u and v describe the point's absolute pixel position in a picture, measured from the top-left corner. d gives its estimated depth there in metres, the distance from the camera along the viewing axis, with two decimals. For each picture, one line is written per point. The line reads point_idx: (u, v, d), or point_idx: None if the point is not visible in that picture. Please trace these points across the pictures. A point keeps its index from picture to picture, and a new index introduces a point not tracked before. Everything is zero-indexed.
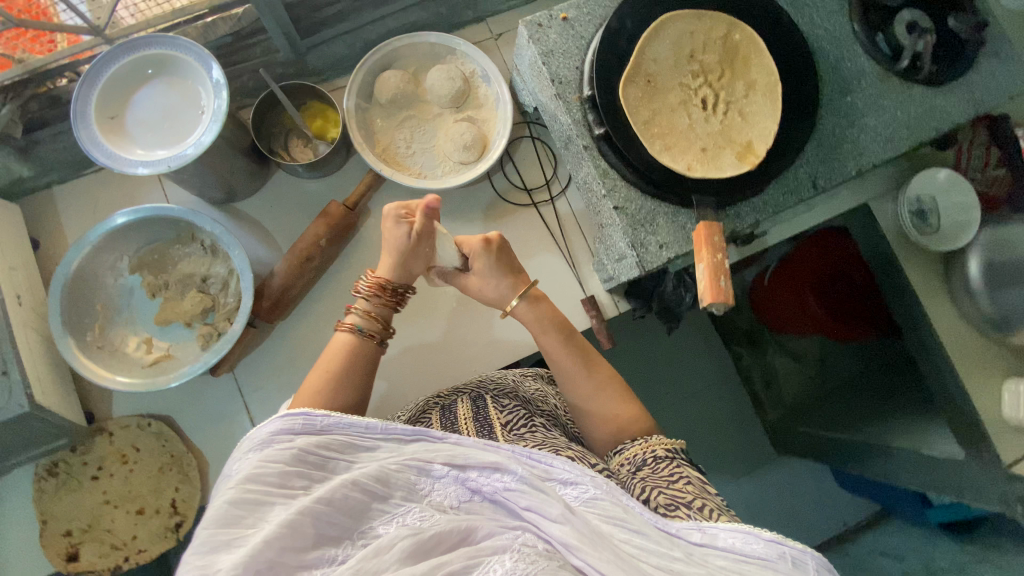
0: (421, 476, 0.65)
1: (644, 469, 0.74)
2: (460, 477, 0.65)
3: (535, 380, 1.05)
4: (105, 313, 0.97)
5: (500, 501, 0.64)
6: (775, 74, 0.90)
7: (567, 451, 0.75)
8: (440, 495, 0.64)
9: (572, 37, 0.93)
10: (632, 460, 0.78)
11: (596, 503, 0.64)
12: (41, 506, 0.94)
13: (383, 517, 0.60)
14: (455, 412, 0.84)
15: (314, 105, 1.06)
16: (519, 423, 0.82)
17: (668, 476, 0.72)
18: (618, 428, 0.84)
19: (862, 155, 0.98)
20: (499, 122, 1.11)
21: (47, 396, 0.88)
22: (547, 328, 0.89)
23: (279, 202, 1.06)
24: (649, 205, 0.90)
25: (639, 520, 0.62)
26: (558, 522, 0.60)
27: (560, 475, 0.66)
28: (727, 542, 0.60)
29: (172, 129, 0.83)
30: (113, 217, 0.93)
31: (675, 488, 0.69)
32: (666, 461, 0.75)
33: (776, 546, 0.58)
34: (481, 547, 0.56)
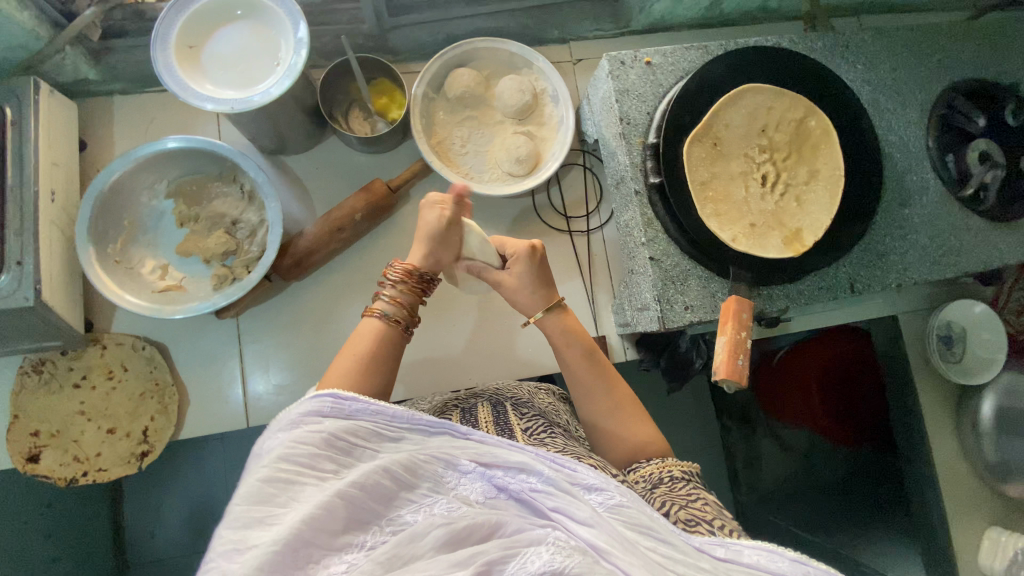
0: (448, 469, 0.58)
1: (661, 487, 0.68)
2: (486, 472, 0.58)
3: (553, 397, 0.97)
4: (130, 230, 0.97)
5: (525, 500, 0.57)
6: (841, 170, 0.89)
7: (588, 458, 0.69)
8: (466, 489, 0.57)
9: (651, 82, 0.93)
10: (648, 478, 0.72)
11: (623, 512, 0.56)
12: (17, 400, 0.93)
13: (411, 506, 0.55)
14: (474, 415, 0.80)
15: (383, 83, 1.07)
16: (540, 430, 0.76)
17: (689, 497, 0.65)
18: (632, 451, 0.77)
19: (907, 270, 0.96)
20: (556, 144, 1.11)
21: (55, 296, 0.88)
22: (573, 342, 0.82)
23: (326, 167, 1.07)
24: (685, 264, 0.89)
25: (667, 530, 0.55)
26: (588, 524, 0.54)
27: (586, 480, 0.59)
28: (752, 559, 0.53)
29: (243, 72, 0.83)
30: (164, 139, 0.93)
31: (693, 508, 0.63)
32: (684, 483, 0.69)
33: (802, 566, 0.51)
34: (516, 539, 0.50)
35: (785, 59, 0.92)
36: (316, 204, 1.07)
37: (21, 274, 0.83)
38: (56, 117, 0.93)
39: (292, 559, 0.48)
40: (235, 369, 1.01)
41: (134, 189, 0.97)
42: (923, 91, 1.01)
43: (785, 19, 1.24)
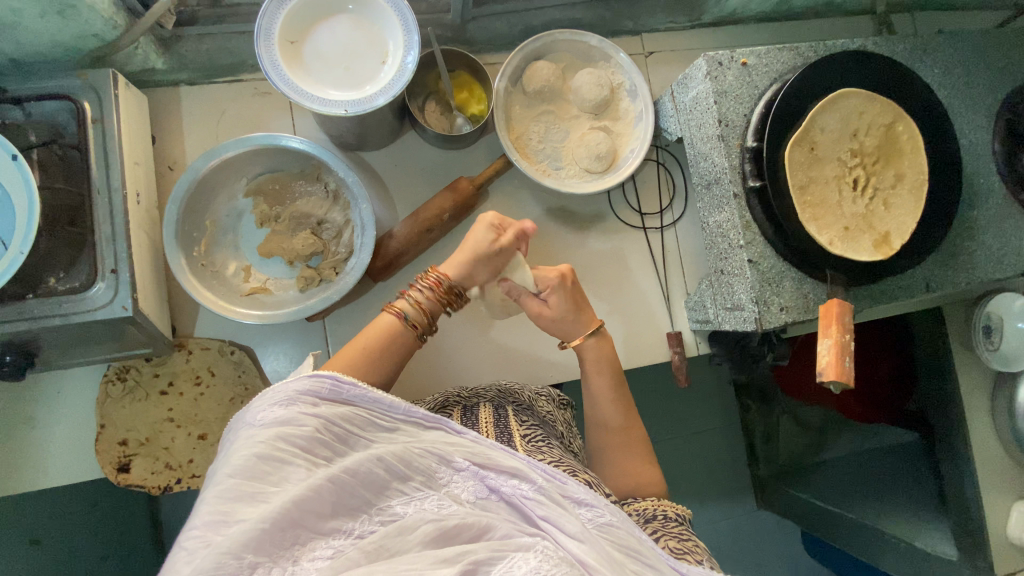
0: (442, 465, 0.62)
1: (654, 523, 0.74)
2: (480, 474, 0.63)
3: (553, 401, 1.00)
4: (212, 231, 0.94)
5: (517, 505, 0.62)
6: (926, 175, 0.92)
7: (583, 474, 0.72)
8: (458, 488, 0.62)
9: (748, 83, 0.94)
10: (642, 512, 0.78)
11: (611, 530, 0.61)
12: (103, 410, 0.90)
13: (402, 499, 0.58)
14: (476, 415, 0.82)
15: (462, 76, 1.05)
16: (538, 437, 0.78)
17: (679, 533, 0.72)
18: (636, 482, 0.83)
19: (975, 271, 1.01)
20: (634, 140, 1.10)
21: (146, 302, 0.85)
22: (604, 369, 0.88)
23: (404, 163, 1.04)
24: (780, 266, 0.92)
25: (654, 556, 0.60)
26: (577, 538, 0.58)
27: (576, 494, 0.64)
28: None
29: (350, 70, 0.80)
30: (288, 137, 0.89)
31: (681, 543, 0.69)
32: (676, 522, 0.75)
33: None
34: (505, 543, 0.54)
35: (875, 65, 0.94)
36: (397, 200, 1.03)
37: (117, 284, 0.79)
38: (131, 112, 0.87)
39: (278, 538, 0.50)
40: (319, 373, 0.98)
41: (216, 188, 0.93)
42: (992, 95, 1.05)
43: (850, 15, 1.24)
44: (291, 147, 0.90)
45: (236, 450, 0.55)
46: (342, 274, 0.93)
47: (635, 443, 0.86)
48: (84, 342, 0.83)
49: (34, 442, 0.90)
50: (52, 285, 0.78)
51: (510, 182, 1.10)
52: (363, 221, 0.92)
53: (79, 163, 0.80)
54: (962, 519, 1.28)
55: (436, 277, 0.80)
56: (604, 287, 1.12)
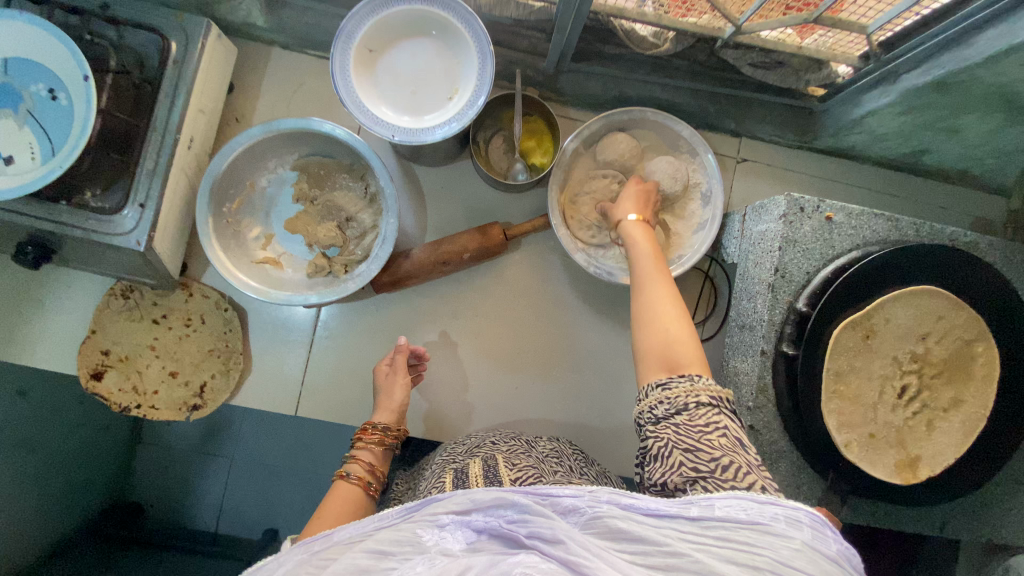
0: (426, 530, 0.47)
1: (681, 417, 0.59)
2: (461, 517, 0.48)
3: (571, 458, 0.90)
4: (248, 192, 0.94)
5: (501, 536, 0.47)
6: (987, 411, 0.80)
7: None
8: (449, 542, 0.46)
9: (824, 240, 0.84)
10: (670, 400, 0.60)
11: (598, 524, 0.46)
12: (99, 318, 0.96)
13: (389, 575, 0.43)
14: (465, 470, 0.74)
15: (537, 122, 1.01)
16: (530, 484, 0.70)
17: (702, 420, 0.58)
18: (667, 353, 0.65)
19: (1008, 532, 0.88)
20: (688, 245, 1.02)
21: (163, 242, 0.88)
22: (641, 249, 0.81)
23: (449, 187, 1.02)
24: (782, 444, 0.83)
25: (644, 526, 0.46)
26: (557, 542, 0.44)
27: (560, 500, 0.49)
28: (723, 512, 0.46)
29: (415, 97, 0.78)
30: (324, 122, 0.87)
31: (694, 445, 0.56)
32: (708, 411, 0.59)
33: (769, 507, 0.46)
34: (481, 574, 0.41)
35: (973, 270, 0.82)
36: (430, 220, 1.02)
37: (141, 218, 0.83)
38: (215, 60, 0.91)
39: None
40: (301, 355, 1.00)
41: (266, 154, 0.94)
42: None
43: (983, 190, 1.09)
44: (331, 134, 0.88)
45: None
46: (348, 275, 0.92)
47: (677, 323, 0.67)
48: (100, 256, 0.88)
49: (39, 325, 0.96)
50: (86, 198, 0.82)
51: (546, 240, 1.05)
52: (383, 235, 0.89)
53: (148, 97, 0.85)
54: None
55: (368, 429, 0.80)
56: (601, 378, 1.06)
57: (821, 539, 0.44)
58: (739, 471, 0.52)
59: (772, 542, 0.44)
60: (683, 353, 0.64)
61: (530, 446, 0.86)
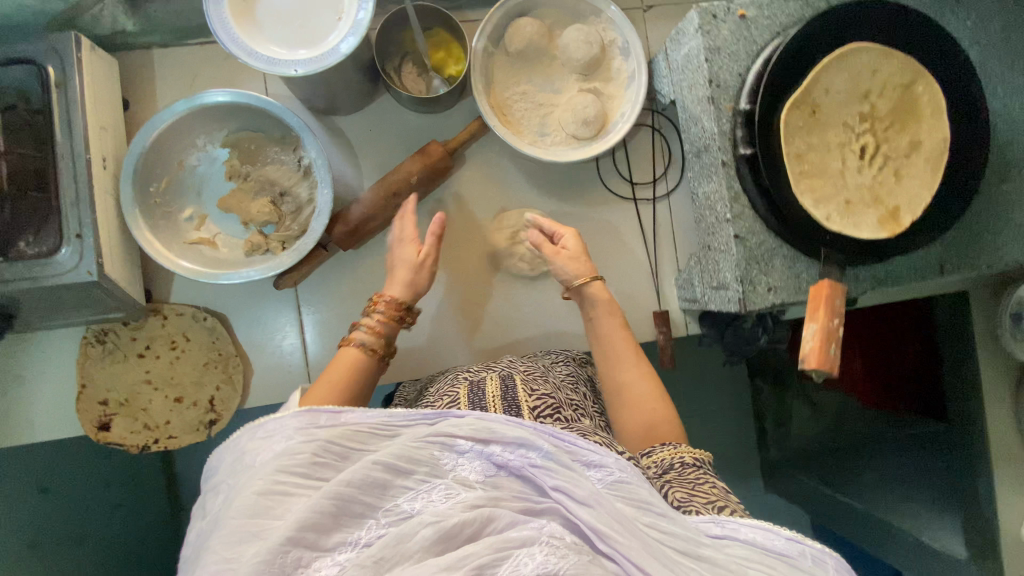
0: (445, 450, 0.60)
1: (670, 474, 0.69)
2: (483, 451, 0.61)
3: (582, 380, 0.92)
4: (177, 171, 0.93)
5: (525, 476, 0.60)
6: (947, 143, 0.81)
7: (594, 436, 0.70)
8: (465, 470, 0.60)
9: (745, 39, 0.84)
10: (659, 464, 0.71)
11: (620, 487, 0.60)
12: (84, 370, 0.93)
13: (408, 495, 0.56)
14: (482, 388, 0.77)
15: (439, 33, 0.99)
16: (547, 409, 0.74)
17: (691, 478, 0.67)
18: (647, 428, 0.77)
19: (1000, 252, 0.91)
20: (626, 103, 1.02)
21: (115, 268, 0.86)
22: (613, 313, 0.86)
23: (378, 127, 1.00)
24: (770, 243, 0.85)
25: (665, 505, 0.59)
26: (585, 503, 0.57)
27: (586, 456, 0.62)
28: (748, 535, 0.57)
29: (304, 26, 0.75)
30: (214, 92, 0.87)
31: (693, 492, 0.65)
32: (692, 468, 0.69)
33: (796, 543, 0.56)
34: (508, 538, 0.52)
35: (892, 15, 0.82)
36: (371, 166, 1.00)
37: (82, 248, 0.80)
38: (97, 76, 0.87)
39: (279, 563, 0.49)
40: (296, 339, 0.99)
41: (190, 129, 0.92)
42: None
43: None
44: (218, 102, 0.88)
45: (239, 492, 0.54)
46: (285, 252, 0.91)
47: (652, 389, 0.80)
48: (59, 304, 0.85)
49: (29, 398, 0.94)
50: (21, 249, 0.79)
51: (489, 148, 1.04)
52: (319, 207, 0.90)
53: (46, 130, 0.80)
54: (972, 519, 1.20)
55: (384, 301, 0.81)
56: (589, 259, 1.07)
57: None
58: (737, 513, 0.62)
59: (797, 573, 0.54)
60: (658, 425, 0.77)
61: (546, 372, 0.87)
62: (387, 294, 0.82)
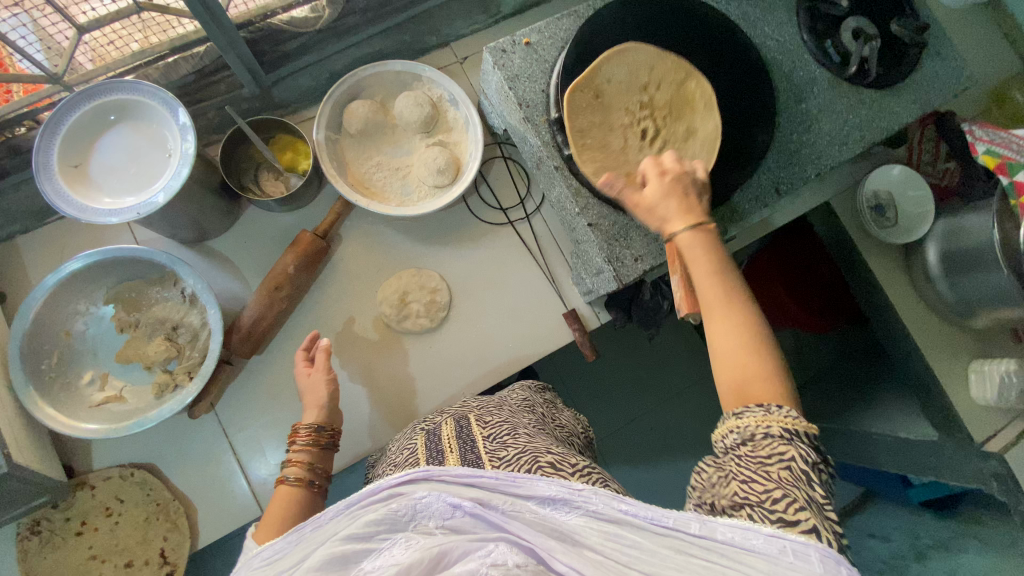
0: (402, 504, 0.51)
1: (745, 448, 0.57)
2: (442, 495, 0.52)
3: (540, 406, 0.96)
4: (67, 342, 0.95)
5: (480, 513, 0.52)
6: (715, 131, 0.88)
7: (546, 455, 0.65)
8: (426, 519, 0.51)
9: (536, 61, 0.95)
10: (738, 431, 0.58)
11: (593, 515, 0.51)
12: (25, 567, 0.90)
13: (370, 557, 0.47)
14: (438, 434, 0.74)
15: (284, 138, 1.06)
16: (503, 434, 0.72)
17: (767, 448, 0.55)
18: (746, 384, 0.60)
19: (821, 159, 1.01)
20: (470, 144, 1.11)
21: (24, 455, 0.84)
22: (705, 262, 0.66)
23: (253, 238, 1.06)
24: (622, 220, 0.92)
25: (634, 524, 0.50)
26: (543, 533, 0.50)
27: (546, 492, 0.53)
28: (726, 535, 0.49)
29: (139, 173, 0.83)
30: (66, 262, 0.90)
31: (751, 477, 0.54)
32: (776, 442, 0.55)
33: (777, 539, 0.48)
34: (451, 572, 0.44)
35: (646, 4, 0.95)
36: (256, 274, 1.06)
37: None
38: None
39: None
40: (232, 460, 0.99)
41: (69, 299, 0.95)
42: None
43: None
44: (86, 264, 0.91)
45: None
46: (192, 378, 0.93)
47: (739, 333, 0.61)
48: None
49: None
50: None
51: (363, 221, 1.11)
52: (212, 326, 0.92)
53: None
54: (929, 399, 1.25)
55: (305, 434, 0.77)
56: (488, 287, 1.12)
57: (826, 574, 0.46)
58: (795, 507, 0.51)
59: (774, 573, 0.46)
60: (750, 381, 0.59)
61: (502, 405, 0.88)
62: (302, 424, 0.78)
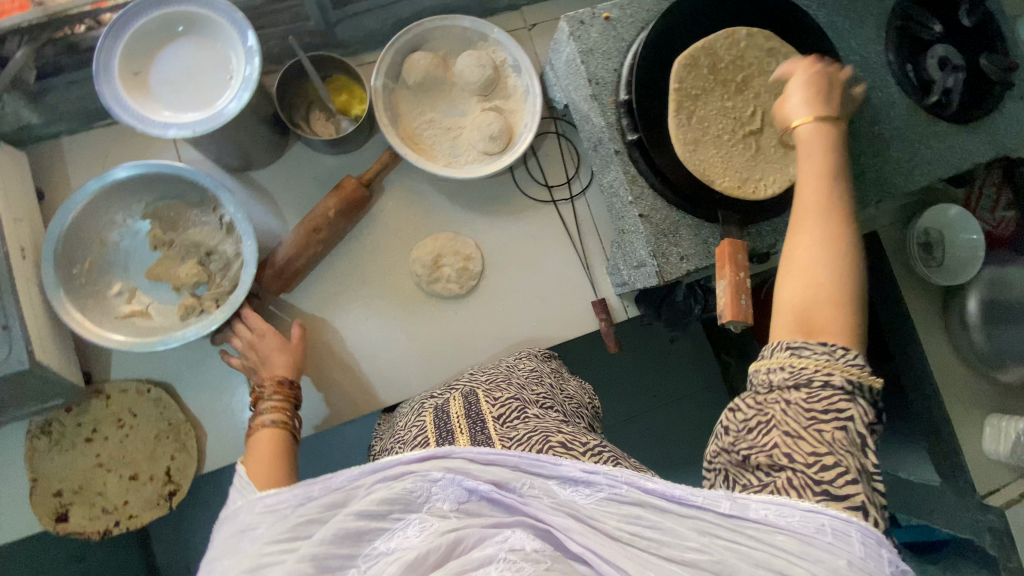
0: (420, 483, 0.55)
1: (797, 391, 0.55)
2: (457, 478, 0.56)
3: (546, 368, 0.97)
4: (100, 250, 0.95)
5: (497, 497, 0.55)
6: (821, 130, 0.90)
7: (558, 435, 0.65)
8: (440, 500, 0.55)
9: (613, 38, 0.92)
10: (790, 368, 0.56)
11: (610, 500, 0.54)
12: (32, 464, 0.92)
13: (384, 536, 0.52)
14: (444, 409, 0.72)
15: (340, 79, 1.04)
16: (514, 415, 0.70)
17: (824, 402, 0.53)
18: (819, 296, 0.58)
19: (886, 188, 0.99)
20: (526, 114, 1.08)
21: (47, 354, 0.85)
22: (816, 156, 0.67)
23: (296, 175, 1.05)
24: (674, 216, 0.90)
25: (655, 512, 0.52)
26: (557, 513, 0.53)
27: (568, 473, 0.56)
28: (760, 513, 0.51)
29: (197, 89, 0.81)
30: (114, 169, 0.89)
31: (801, 433, 0.53)
32: (833, 394, 0.53)
33: (815, 518, 0.49)
34: (466, 563, 0.48)
35: None
36: (294, 212, 1.04)
37: (10, 339, 0.79)
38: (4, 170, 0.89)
39: None
40: (245, 394, 1.00)
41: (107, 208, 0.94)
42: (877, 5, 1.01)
43: None
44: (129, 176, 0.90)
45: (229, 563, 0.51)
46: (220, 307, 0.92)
47: (825, 247, 0.60)
48: None
49: None
50: None
51: (407, 176, 1.09)
52: (246, 258, 0.92)
53: None
54: (935, 443, 1.26)
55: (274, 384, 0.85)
56: (522, 263, 1.11)
57: (866, 556, 0.47)
58: (843, 478, 0.51)
59: (812, 552, 0.48)
60: (817, 305, 0.58)
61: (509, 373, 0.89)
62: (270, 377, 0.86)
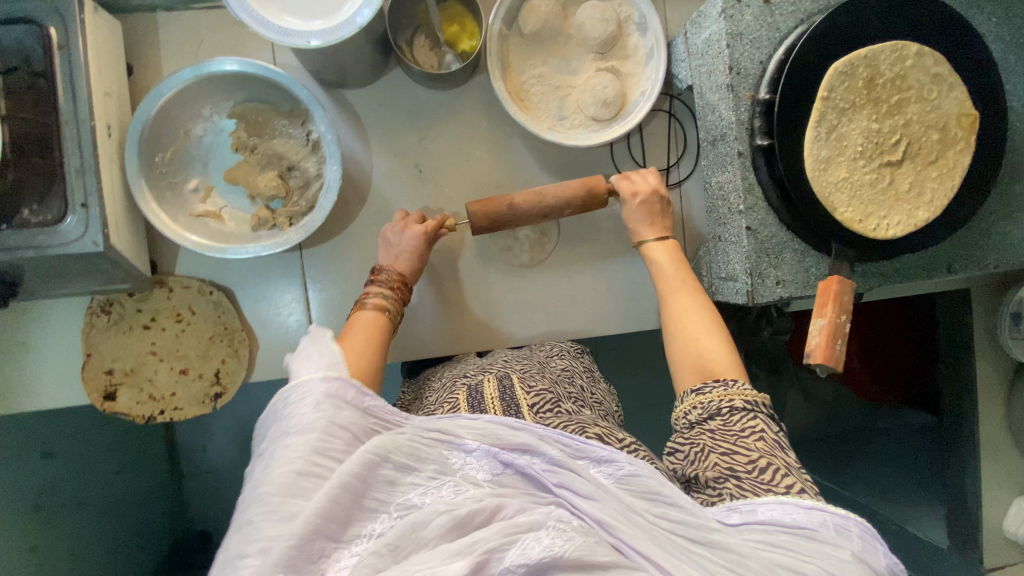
0: (453, 450, 0.56)
1: (716, 420, 0.65)
2: (492, 451, 0.56)
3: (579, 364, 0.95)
4: (183, 141, 0.92)
5: (531, 475, 0.55)
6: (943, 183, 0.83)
7: (594, 426, 0.64)
8: (474, 468, 0.55)
9: (767, 24, 0.82)
10: (706, 406, 0.67)
11: (634, 482, 0.55)
12: (89, 339, 0.93)
13: (419, 490, 0.52)
14: (478, 389, 0.70)
15: (454, 8, 0.96)
16: (550, 407, 0.68)
17: (739, 423, 0.63)
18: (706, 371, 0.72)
19: (1010, 253, 0.90)
20: (644, 82, 1.00)
21: (120, 237, 0.84)
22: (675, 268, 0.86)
23: (388, 102, 0.99)
24: (782, 236, 0.84)
25: (676, 493, 0.54)
26: (591, 497, 0.53)
27: (594, 453, 0.57)
28: (767, 515, 0.53)
29: None
30: (221, 60, 0.84)
31: (732, 447, 0.61)
32: (743, 415, 0.64)
33: (816, 513, 0.52)
34: (516, 522, 0.48)
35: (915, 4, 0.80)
36: (379, 142, 1.00)
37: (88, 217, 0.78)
38: (100, 38, 0.84)
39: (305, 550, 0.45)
40: (302, 315, 0.99)
41: (196, 99, 0.90)
42: None
43: None
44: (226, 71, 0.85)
45: (272, 468, 0.50)
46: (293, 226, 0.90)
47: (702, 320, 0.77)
48: (65, 275, 0.84)
49: (36, 365, 0.94)
50: (26, 216, 0.76)
51: (501, 127, 1.02)
52: (329, 183, 0.88)
53: (48, 93, 0.77)
54: (957, 508, 1.24)
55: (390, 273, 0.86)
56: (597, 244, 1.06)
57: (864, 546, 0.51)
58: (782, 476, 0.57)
59: (822, 547, 0.50)
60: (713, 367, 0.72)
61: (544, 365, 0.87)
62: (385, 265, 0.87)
